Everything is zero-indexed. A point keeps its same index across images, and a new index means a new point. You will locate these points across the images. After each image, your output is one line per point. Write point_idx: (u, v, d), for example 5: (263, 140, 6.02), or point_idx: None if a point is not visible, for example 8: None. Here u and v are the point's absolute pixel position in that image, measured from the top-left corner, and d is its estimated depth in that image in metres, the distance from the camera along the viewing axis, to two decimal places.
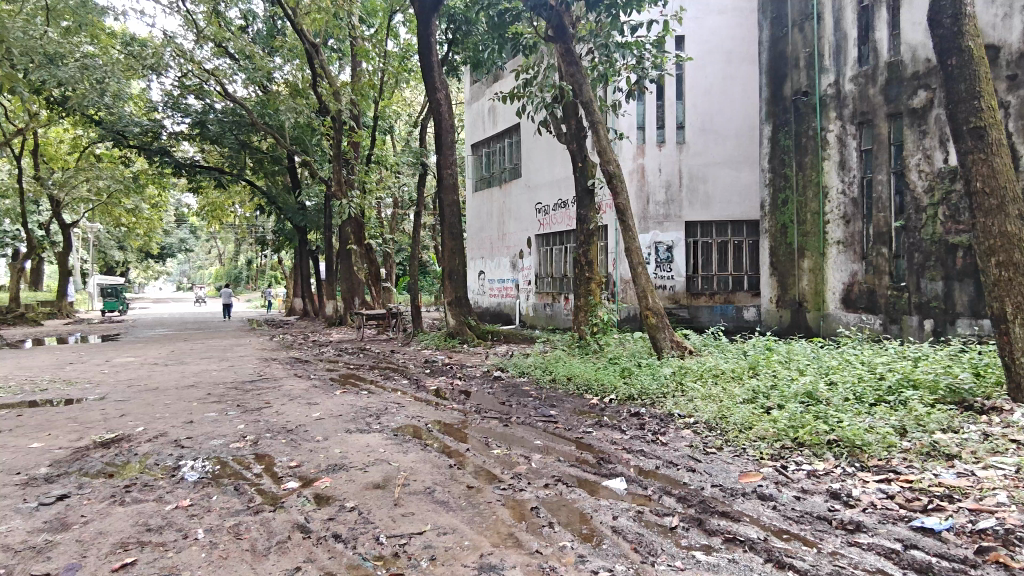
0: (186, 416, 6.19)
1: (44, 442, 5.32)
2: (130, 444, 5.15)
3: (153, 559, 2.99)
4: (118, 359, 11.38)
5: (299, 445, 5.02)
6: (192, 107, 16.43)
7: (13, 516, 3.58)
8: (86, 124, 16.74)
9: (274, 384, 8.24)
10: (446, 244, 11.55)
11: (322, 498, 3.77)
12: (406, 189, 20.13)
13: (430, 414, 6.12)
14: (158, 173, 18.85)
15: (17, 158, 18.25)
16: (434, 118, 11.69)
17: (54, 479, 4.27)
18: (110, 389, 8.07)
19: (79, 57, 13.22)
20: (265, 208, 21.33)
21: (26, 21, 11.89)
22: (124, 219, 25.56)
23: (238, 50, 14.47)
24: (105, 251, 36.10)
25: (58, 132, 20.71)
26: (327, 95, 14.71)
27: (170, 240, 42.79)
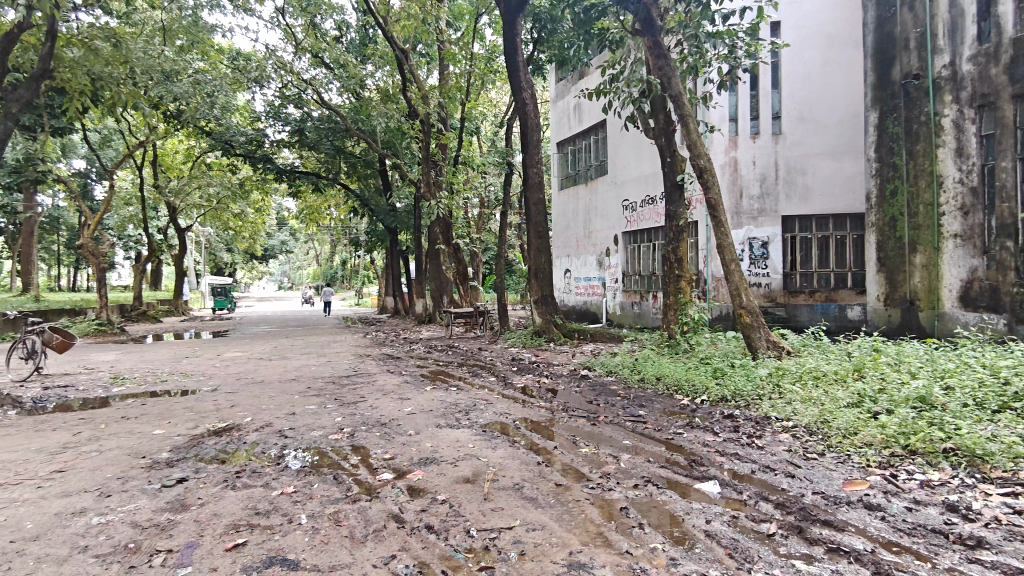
0: (288, 408, 6.56)
1: (165, 429, 5.80)
2: (239, 433, 5.52)
3: (262, 540, 3.19)
4: (228, 354, 12.20)
5: (393, 438, 5.20)
6: (291, 116, 17.33)
7: (140, 495, 3.93)
8: (198, 135, 18.03)
9: (367, 379, 8.57)
10: (532, 243, 11.61)
11: (415, 490, 3.89)
12: (493, 189, 20.40)
13: (517, 412, 6.17)
14: (262, 179, 20.04)
15: (140, 169, 19.90)
16: (519, 119, 11.76)
17: (174, 463, 4.64)
18: (221, 382, 8.67)
19: (191, 73, 14.25)
20: (358, 210, 22.19)
21: (146, 42, 12.94)
22: (232, 223, 27.33)
23: (334, 59, 15.14)
24: (216, 253, 38.75)
25: (173, 143, 22.33)
26: (416, 99, 15.10)
27: (273, 241, 45.36)
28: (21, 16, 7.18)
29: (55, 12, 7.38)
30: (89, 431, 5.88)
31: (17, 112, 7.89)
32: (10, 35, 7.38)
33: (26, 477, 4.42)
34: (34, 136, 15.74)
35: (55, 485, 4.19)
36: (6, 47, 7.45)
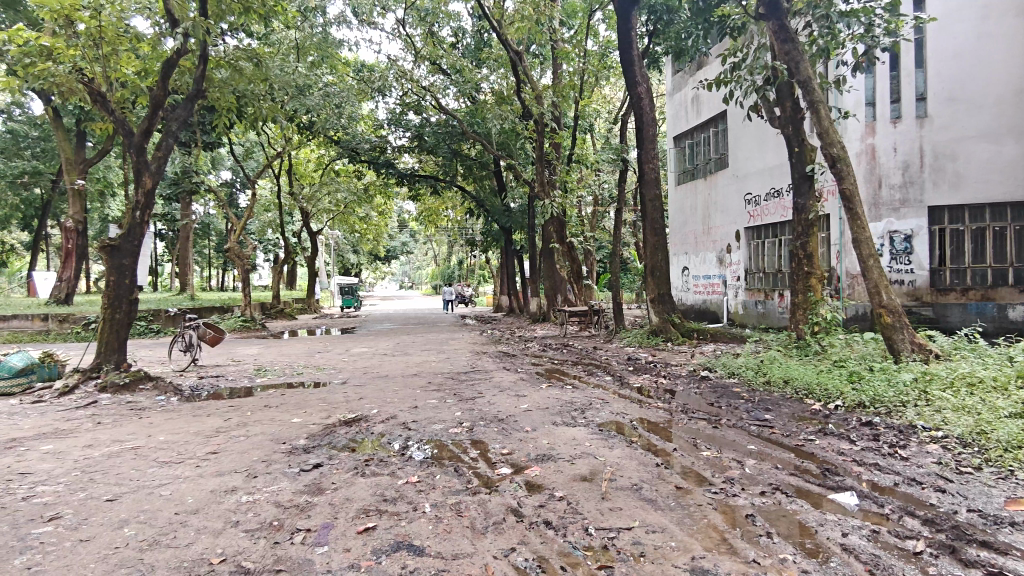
0: (411, 402, 6.87)
1: (302, 418, 6.27)
2: (367, 424, 5.85)
3: (390, 526, 3.36)
4: (355, 350, 12.95)
5: (511, 434, 5.30)
6: (411, 122, 18.11)
7: (282, 478, 4.28)
8: (328, 144, 19.27)
9: (484, 376, 8.79)
10: (648, 240, 11.40)
11: (533, 486, 3.94)
12: (606, 186, 20.26)
13: (634, 412, 6.07)
14: (385, 184, 21.11)
15: (278, 177, 21.60)
16: (634, 114, 11.51)
17: (310, 450, 5.00)
18: (350, 376, 9.22)
19: (321, 86, 15.24)
20: (475, 210, 22.77)
21: (283, 60, 14.05)
22: (358, 227, 29.00)
23: (451, 65, 15.65)
24: (344, 254, 41.29)
25: (306, 152, 24.01)
26: (530, 100, 15.25)
27: (395, 243, 47.70)
28: (178, 43, 7.99)
29: (206, 38, 8.17)
30: (237, 417, 6.47)
31: (176, 129, 8.80)
32: (170, 60, 8.23)
33: (186, 457, 4.94)
34: (190, 150, 17.51)
35: (210, 465, 4.66)
36: (167, 71, 8.32)
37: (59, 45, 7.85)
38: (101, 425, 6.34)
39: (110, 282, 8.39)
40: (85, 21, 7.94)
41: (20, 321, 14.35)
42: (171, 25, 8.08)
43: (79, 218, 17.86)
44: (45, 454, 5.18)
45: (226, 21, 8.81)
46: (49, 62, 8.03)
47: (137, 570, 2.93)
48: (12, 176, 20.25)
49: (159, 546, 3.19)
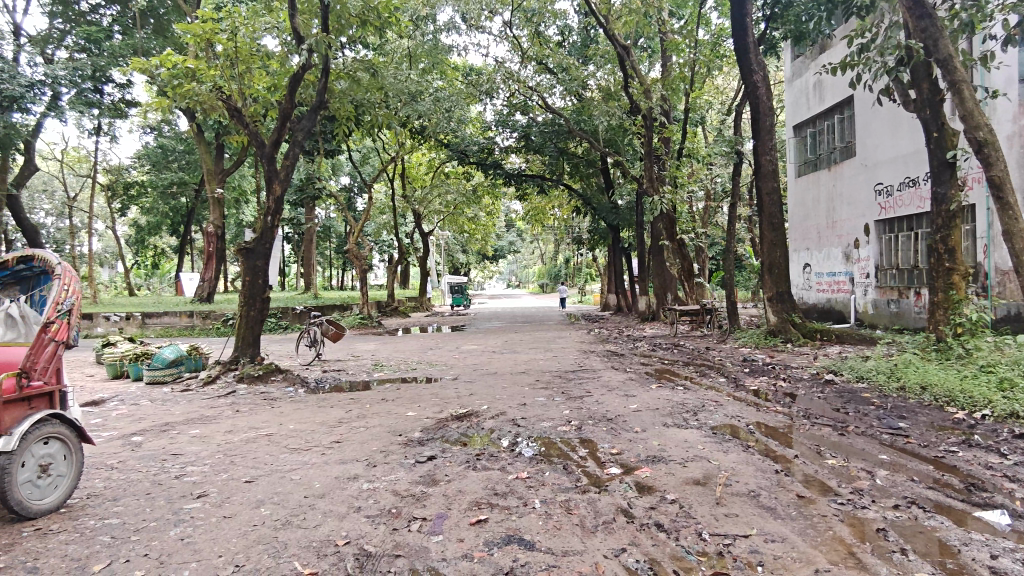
0: (520, 399, 6.97)
1: (416, 412, 6.54)
2: (478, 419, 6.01)
3: (501, 519, 3.44)
4: (465, 347, 13.27)
5: (620, 434, 5.24)
6: (518, 122, 18.27)
7: (399, 468, 4.49)
8: (439, 147, 19.89)
9: (593, 375, 8.74)
10: (765, 236, 10.88)
11: (644, 487, 3.89)
12: (719, 180, 19.47)
13: (751, 415, 5.82)
14: (494, 184, 21.48)
15: (392, 181, 22.55)
16: (750, 104, 11.00)
17: (424, 443, 5.21)
18: (461, 372, 9.47)
19: (431, 92, 15.74)
20: (581, 209, 22.62)
21: (396, 69, 14.62)
22: (467, 227, 29.73)
23: (557, 64, 15.62)
24: (454, 254, 42.46)
25: (418, 156, 24.90)
26: (639, 95, 14.93)
27: (503, 242, 48.46)
28: (304, 59, 8.55)
29: (328, 52, 8.69)
30: (358, 409, 6.84)
31: (301, 139, 9.43)
32: (296, 75, 8.84)
33: (313, 445, 5.30)
34: (314, 158, 18.68)
35: (334, 453, 4.98)
36: (294, 85, 8.93)
37: (201, 66, 8.64)
38: (239, 413, 6.93)
39: (246, 283, 9.13)
40: (224, 43, 8.70)
41: (170, 317, 15.90)
42: (297, 42, 8.66)
43: (219, 224, 19.56)
44: (192, 437, 5.74)
45: (346, 35, 9.32)
46: (194, 82, 8.87)
47: (272, 547, 3.19)
48: (163, 186, 22.49)
49: (291, 526, 3.46)
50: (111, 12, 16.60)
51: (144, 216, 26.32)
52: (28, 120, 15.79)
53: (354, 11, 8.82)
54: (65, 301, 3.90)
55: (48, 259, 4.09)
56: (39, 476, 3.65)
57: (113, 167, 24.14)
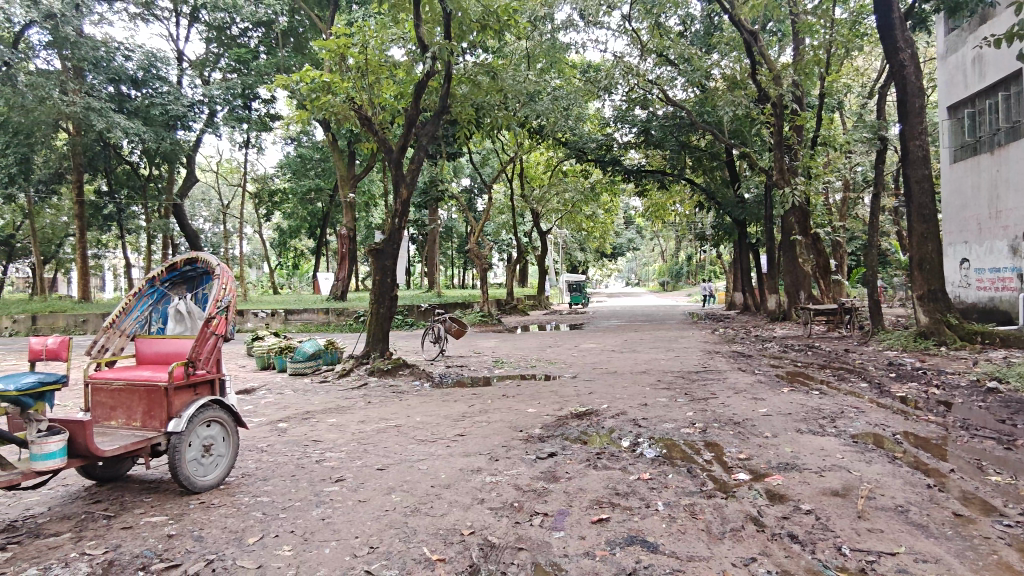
0: (641, 399, 6.86)
1: (537, 408, 6.62)
2: (598, 418, 5.98)
3: (623, 519, 3.41)
4: (585, 345, 13.25)
5: (748, 438, 5.02)
6: (638, 117, 17.88)
7: (520, 463, 4.57)
8: (557, 146, 19.94)
9: (719, 376, 8.42)
10: (914, 229, 9.97)
11: (775, 495, 3.69)
12: (860, 169, 18.02)
13: (898, 424, 5.35)
14: (612, 181, 21.22)
15: (511, 181, 22.95)
16: (895, 85, 10.09)
17: (545, 439, 5.27)
18: (580, 371, 9.47)
19: (550, 91, 15.86)
20: (704, 204, 21.80)
21: (516, 70, 14.81)
22: (585, 225, 29.59)
23: (679, 55, 15.08)
24: (572, 252, 42.38)
25: (536, 156, 25.07)
26: (767, 82, 14.16)
27: (621, 240, 47.81)
28: (428, 66, 8.90)
29: (451, 58, 9.01)
30: (479, 404, 7.04)
31: (426, 143, 9.83)
32: (420, 82, 9.21)
33: (438, 437, 5.52)
34: (437, 161, 19.42)
35: (458, 445, 5.16)
36: (418, 92, 9.32)
37: (336, 79, 9.23)
38: (370, 404, 7.36)
39: (376, 281, 9.67)
40: (356, 56, 9.35)
41: (309, 313, 17.17)
42: (421, 50, 9.03)
43: (351, 226, 20.82)
44: (330, 426, 6.17)
45: (467, 41, 9.60)
46: (330, 95, 9.49)
47: (402, 532, 3.37)
48: (303, 193, 24.29)
49: (420, 512, 3.63)
50: (257, 34, 18.10)
51: (285, 221, 28.55)
52: (190, 136, 17.67)
53: (474, 17, 9.02)
54: (224, 298, 4.34)
55: (210, 261, 4.56)
56: (203, 455, 4.09)
57: (260, 176, 26.43)
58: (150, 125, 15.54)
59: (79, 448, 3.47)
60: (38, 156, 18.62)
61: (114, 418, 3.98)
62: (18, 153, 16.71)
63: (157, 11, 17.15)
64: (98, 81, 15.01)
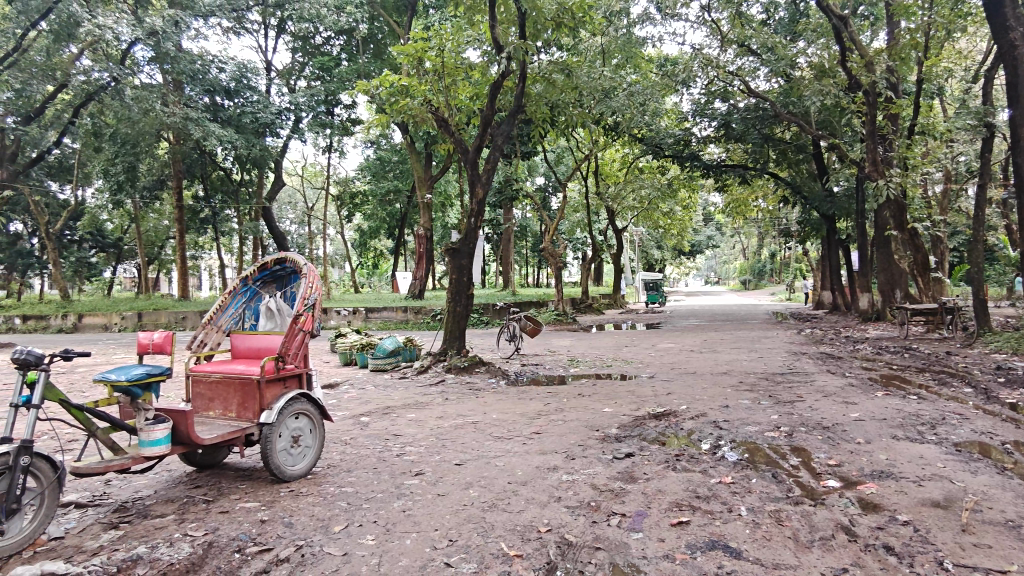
0: (722, 401, 6.67)
1: (613, 408, 6.57)
2: (677, 419, 5.86)
3: (705, 523, 3.33)
4: (663, 345, 12.99)
5: (837, 444, 4.79)
6: (718, 110, 17.32)
7: (597, 462, 4.54)
8: (633, 143, 19.65)
9: (805, 379, 8.05)
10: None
11: (868, 504, 3.50)
12: (964, 159, 16.76)
13: (1008, 433, 4.94)
14: (690, 177, 20.70)
15: (586, 179, 22.77)
16: (1005, 68, 9.31)
17: (622, 439, 5.22)
18: (658, 371, 9.29)
19: (625, 86, 15.59)
20: (790, 199, 20.88)
21: (590, 67, 14.63)
22: (662, 223, 28.98)
23: (762, 45, 14.47)
24: (649, 250, 41.59)
25: (611, 153, 24.79)
26: (859, 69, 13.42)
27: (700, 237, 46.55)
28: (503, 66, 8.96)
29: (526, 58, 9.04)
30: (555, 403, 7.05)
31: (501, 143, 9.91)
32: (496, 83, 9.32)
33: (514, 434, 5.57)
34: (511, 161, 19.55)
35: (534, 443, 5.18)
36: (494, 93, 9.43)
37: (414, 83, 9.48)
38: (448, 400, 7.52)
39: (453, 279, 9.85)
40: (432, 60, 9.54)
41: (388, 312, 17.71)
42: (497, 51, 9.14)
43: (428, 226, 21.27)
44: (410, 421, 6.33)
45: (542, 39, 9.61)
46: (408, 98, 9.77)
47: (480, 526, 3.42)
48: (382, 194, 25.00)
49: (497, 508, 3.68)
50: (339, 42, 18.82)
51: (366, 222, 29.48)
52: (277, 142, 18.56)
53: (549, 15, 8.99)
54: (310, 297, 4.53)
55: (297, 261, 4.79)
56: (293, 445, 4.31)
57: (342, 179, 27.43)
58: (242, 132, 16.54)
59: (181, 435, 3.72)
60: (144, 164, 20.06)
61: (212, 408, 4.25)
62: (126, 161, 18.07)
63: (248, 24, 18.12)
64: (195, 92, 16.00)
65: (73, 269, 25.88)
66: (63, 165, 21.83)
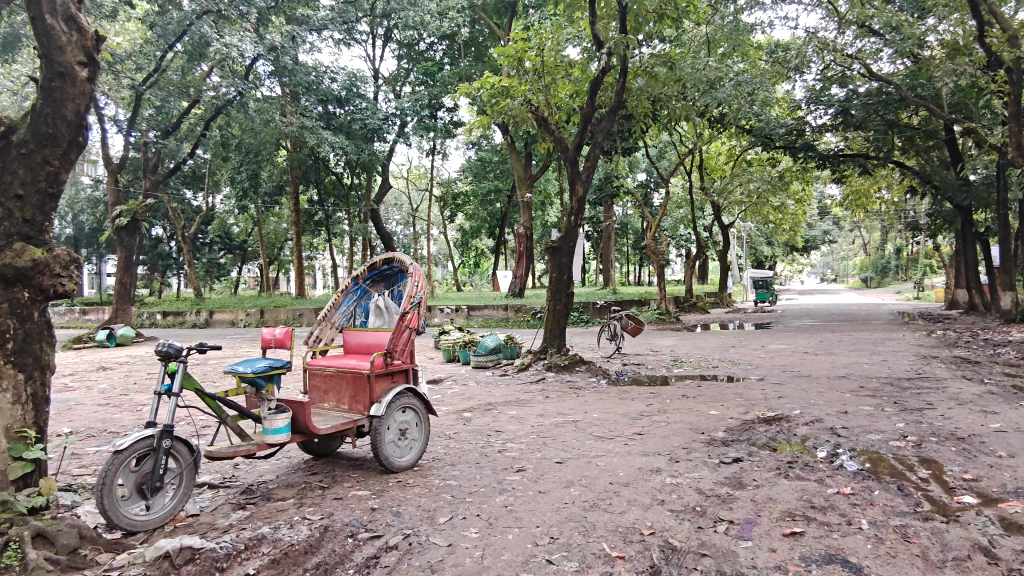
0: (840, 406, 6.26)
1: (720, 411, 6.33)
2: (789, 424, 5.57)
3: (820, 535, 3.14)
4: (773, 346, 12.37)
5: (974, 457, 4.37)
6: (835, 96, 16.16)
7: (702, 466, 4.41)
8: (741, 135, 18.86)
9: (936, 384, 7.40)
10: None
11: (1010, 525, 3.17)
12: None
13: None
14: (803, 169, 19.60)
15: (690, 174, 22.07)
16: None
17: (729, 443, 5.03)
18: (769, 373, 8.86)
19: (732, 76, 14.96)
20: (917, 188, 19.26)
21: (695, 58, 14.19)
22: (773, 218, 27.59)
23: (885, 24, 13.41)
24: (757, 247, 39.71)
25: (717, 146, 23.90)
26: (1000, 44, 12.16)
27: (815, 232, 43.85)
28: (604, 62, 8.88)
29: (626, 52, 8.90)
30: (658, 404, 6.90)
31: (601, 140, 9.81)
32: (596, 79, 9.22)
33: (616, 435, 5.51)
34: (612, 157, 19.30)
35: (636, 444, 5.10)
36: (594, 89, 9.35)
37: (513, 83, 9.62)
38: (548, 399, 7.55)
39: (554, 278, 9.88)
40: (532, 59, 9.61)
41: (490, 310, 18.06)
42: (597, 47, 9.06)
43: (528, 225, 21.42)
44: (511, 417, 6.43)
45: (643, 32, 9.42)
46: (508, 98, 9.93)
47: (582, 525, 3.41)
48: (484, 194, 25.49)
49: (599, 508, 3.65)
50: (442, 46, 19.38)
51: (468, 222, 30.14)
52: (385, 146, 19.39)
53: (651, 7, 8.81)
54: (416, 295, 4.68)
55: (404, 261, 4.98)
56: (400, 438, 4.49)
57: (445, 180, 28.21)
58: (352, 138, 17.56)
59: (299, 425, 3.97)
60: (265, 172, 21.56)
61: (327, 400, 4.50)
62: (251, 169, 19.53)
63: (358, 35, 19.04)
64: (311, 102, 17.02)
65: (205, 269, 28.26)
66: (196, 174, 23.88)
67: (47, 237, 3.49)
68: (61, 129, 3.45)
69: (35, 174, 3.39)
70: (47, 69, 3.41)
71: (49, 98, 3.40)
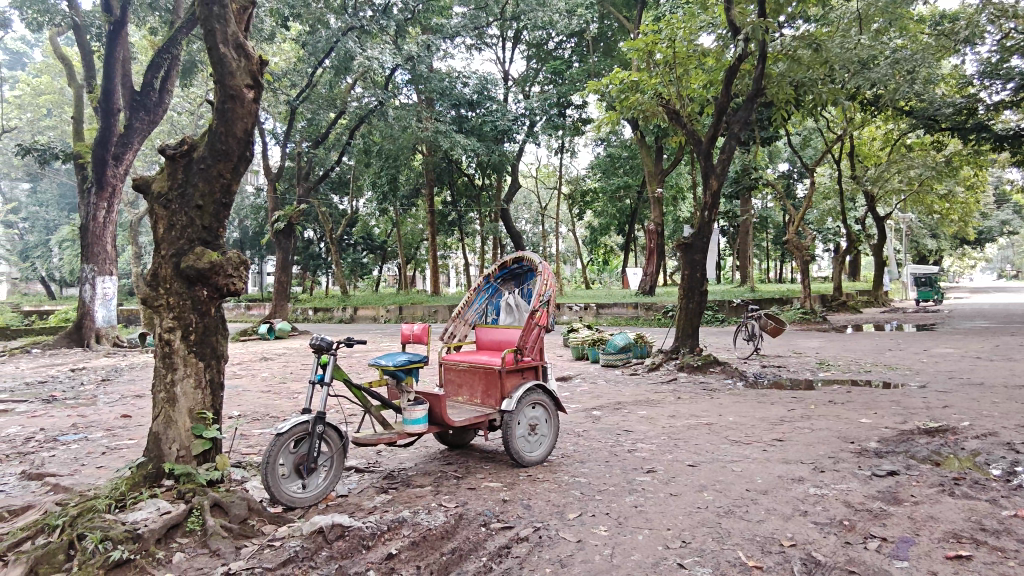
0: (1021, 419, 5.54)
1: (873, 419, 5.83)
2: (956, 437, 5.02)
3: (992, 562, 2.82)
4: (939, 350, 11.13)
5: None
6: (1015, 69, 14.08)
7: (851, 478, 4.10)
8: (898, 117, 17.15)
9: None
10: None
11: None
12: None
13: None
14: (974, 151, 17.47)
15: (837, 162, 20.40)
16: None
17: (883, 455, 4.63)
18: (932, 380, 8.01)
19: (889, 53, 13.67)
20: None
21: (844, 37, 13.11)
22: (938, 208, 24.85)
23: None
24: (920, 240, 35.91)
25: (871, 131, 21.96)
26: None
27: (991, 223, 38.87)
28: (740, 48, 8.47)
29: (765, 36, 8.40)
30: (801, 409, 6.49)
31: (738, 130, 9.35)
32: (732, 67, 8.82)
33: (754, 439, 5.26)
34: (749, 148, 18.34)
35: (776, 451, 4.85)
36: (730, 78, 8.92)
37: (644, 76, 9.47)
38: (680, 400, 7.35)
39: (685, 275, 9.61)
40: (663, 51, 9.39)
41: (620, 308, 17.88)
42: (733, 33, 8.64)
43: (658, 221, 20.87)
44: (641, 417, 6.34)
45: (785, 13, 8.86)
46: (638, 93, 9.77)
47: (716, 532, 3.31)
48: (613, 191, 25.19)
49: (734, 515, 3.51)
50: (570, 44, 19.43)
51: (597, 220, 29.89)
52: (514, 147, 19.77)
53: None
54: (545, 293, 4.75)
55: (533, 260, 5.06)
56: (530, 433, 4.60)
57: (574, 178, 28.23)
58: (483, 140, 18.15)
59: (436, 416, 4.18)
60: (403, 176, 22.80)
61: (461, 394, 4.70)
62: (390, 173, 20.73)
63: (489, 39, 19.57)
64: (444, 107, 17.75)
65: (350, 268, 30.39)
66: (342, 181, 25.79)
67: (222, 240, 3.96)
68: (232, 145, 3.88)
69: (212, 186, 3.84)
70: (220, 92, 3.84)
71: (222, 117, 3.83)
